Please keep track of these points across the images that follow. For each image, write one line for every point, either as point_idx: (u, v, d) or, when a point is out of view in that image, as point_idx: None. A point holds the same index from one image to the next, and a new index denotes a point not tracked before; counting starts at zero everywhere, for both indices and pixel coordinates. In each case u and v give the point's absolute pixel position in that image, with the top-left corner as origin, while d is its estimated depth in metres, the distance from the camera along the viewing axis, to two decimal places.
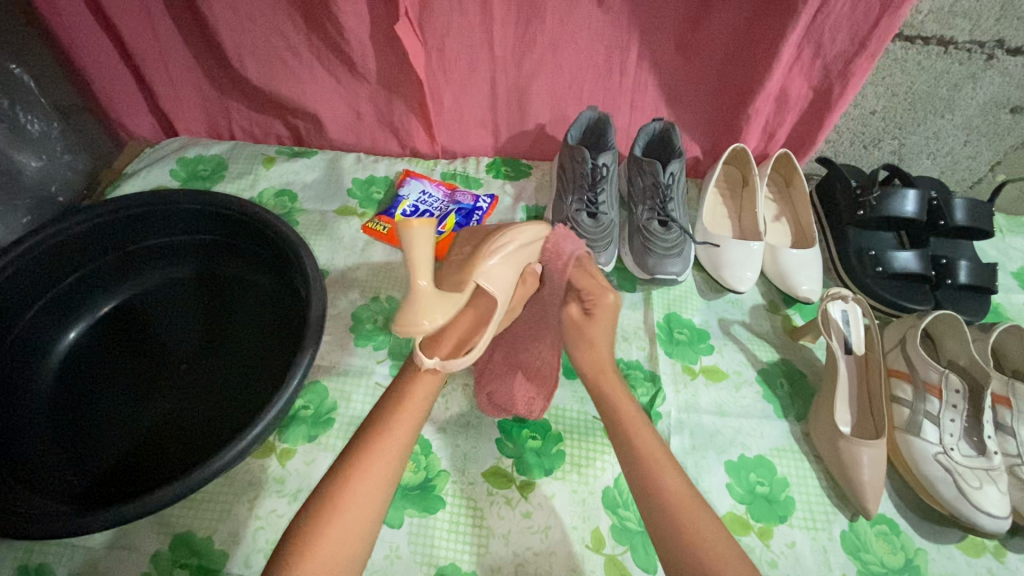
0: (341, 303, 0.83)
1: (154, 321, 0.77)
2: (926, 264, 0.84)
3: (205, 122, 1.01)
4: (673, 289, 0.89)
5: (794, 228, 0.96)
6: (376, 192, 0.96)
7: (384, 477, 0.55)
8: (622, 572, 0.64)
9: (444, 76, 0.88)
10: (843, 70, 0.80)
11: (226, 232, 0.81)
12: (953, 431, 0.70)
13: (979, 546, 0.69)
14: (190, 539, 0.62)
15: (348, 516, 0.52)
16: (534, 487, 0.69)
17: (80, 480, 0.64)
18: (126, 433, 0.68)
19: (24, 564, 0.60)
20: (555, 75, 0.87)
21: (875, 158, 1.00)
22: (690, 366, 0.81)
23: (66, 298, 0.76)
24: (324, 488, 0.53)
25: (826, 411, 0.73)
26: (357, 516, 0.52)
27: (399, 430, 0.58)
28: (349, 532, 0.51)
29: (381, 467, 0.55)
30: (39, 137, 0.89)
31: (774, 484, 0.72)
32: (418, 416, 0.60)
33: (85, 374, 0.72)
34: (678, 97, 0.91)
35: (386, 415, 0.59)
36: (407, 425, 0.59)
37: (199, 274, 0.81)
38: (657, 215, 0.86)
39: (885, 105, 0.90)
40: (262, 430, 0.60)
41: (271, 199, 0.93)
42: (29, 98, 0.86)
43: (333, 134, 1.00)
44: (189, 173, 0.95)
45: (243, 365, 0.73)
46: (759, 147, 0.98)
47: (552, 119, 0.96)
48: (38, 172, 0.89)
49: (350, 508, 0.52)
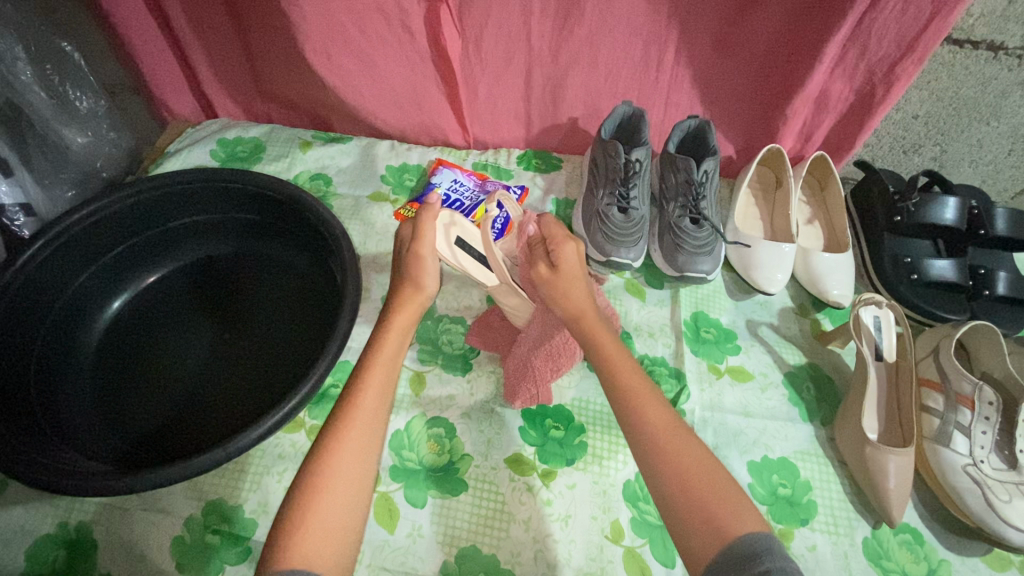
0: (372, 287, 0.84)
1: (192, 295, 0.79)
2: (963, 274, 0.83)
3: (245, 105, 1.04)
4: (701, 287, 0.88)
5: (827, 232, 0.95)
6: (409, 180, 0.97)
7: (374, 419, 0.56)
8: (640, 564, 0.64)
9: (481, 67, 0.88)
10: (887, 72, 0.79)
11: (265, 212, 0.82)
12: (983, 443, 0.69)
13: (1004, 560, 0.68)
14: (222, 506, 0.65)
15: (347, 458, 0.53)
16: (555, 475, 0.70)
17: (120, 442, 0.67)
18: (164, 401, 0.70)
19: (64, 520, 0.63)
20: (591, 69, 0.87)
21: (914, 165, 0.98)
22: (715, 365, 0.80)
23: (111, 268, 0.78)
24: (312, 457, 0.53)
25: (855, 417, 0.72)
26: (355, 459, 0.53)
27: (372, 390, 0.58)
28: (336, 521, 0.50)
29: (354, 446, 0.54)
30: (87, 114, 0.91)
31: (797, 487, 0.71)
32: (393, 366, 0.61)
33: (128, 342, 0.75)
34: (715, 95, 0.90)
35: (365, 367, 0.60)
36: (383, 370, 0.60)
37: (238, 253, 0.84)
38: (688, 212, 0.85)
39: (928, 110, 0.88)
40: (295, 404, 0.62)
41: (307, 182, 0.95)
42: (79, 75, 0.89)
43: (365, 121, 1.01)
44: (228, 153, 0.97)
45: (279, 342, 0.75)
46: (794, 149, 0.97)
47: (585, 113, 0.96)
48: (83, 148, 0.92)
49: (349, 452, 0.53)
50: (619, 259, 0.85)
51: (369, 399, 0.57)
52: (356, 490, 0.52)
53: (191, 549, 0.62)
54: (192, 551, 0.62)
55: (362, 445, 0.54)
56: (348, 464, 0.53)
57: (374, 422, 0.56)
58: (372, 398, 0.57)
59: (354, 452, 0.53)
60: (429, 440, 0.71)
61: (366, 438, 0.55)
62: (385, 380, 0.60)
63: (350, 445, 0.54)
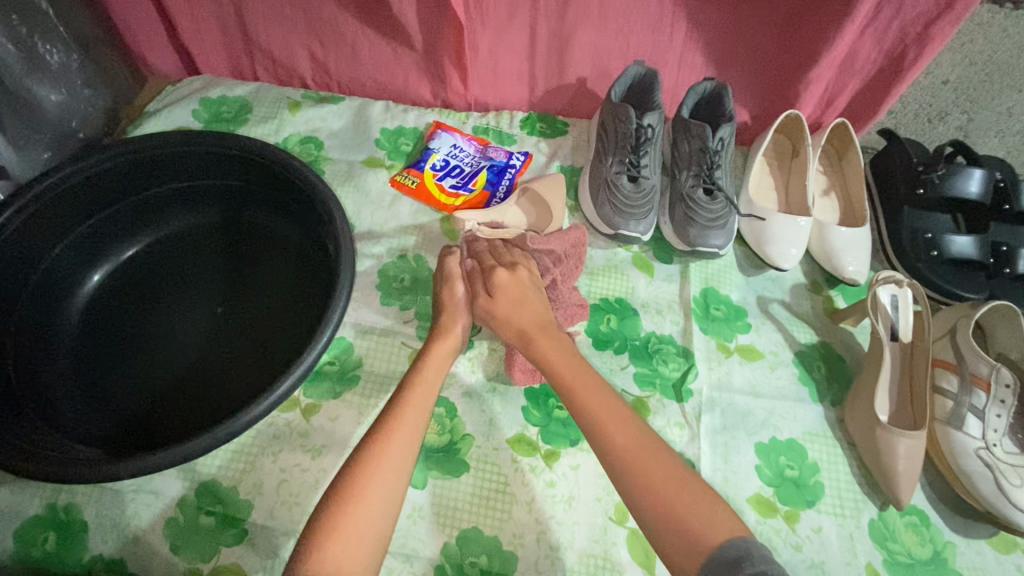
0: (368, 259, 0.80)
1: (177, 269, 0.75)
2: (984, 251, 0.80)
3: (228, 61, 0.96)
4: (711, 263, 0.84)
5: (844, 204, 0.90)
6: (405, 144, 0.91)
7: (411, 440, 0.55)
8: (644, 545, 0.63)
9: (484, 21, 0.82)
10: (922, 33, 0.74)
11: (252, 179, 0.77)
12: (996, 427, 0.68)
13: (1010, 543, 0.68)
14: (216, 487, 0.63)
15: (380, 480, 0.52)
16: (559, 456, 0.68)
17: (107, 423, 0.64)
18: (151, 380, 0.67)
19: (53, 501, 0.61)
20: (603, 24, 0.81)
21: (939, 134, 0.92)
22: (724, 344, 0.78)
23: (88, 239, 0.73)
24: (344, 473, 0.52)
25: (866, 398, 0.70)
26: (387, 481, 0.52)
27: (411, 413, 0.57)
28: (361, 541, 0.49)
29: (391, 467, 0.53)
30: (59, 69, 0.84)
31: (804, 469, 0.70)
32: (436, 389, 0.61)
33: (111, 318, 0.71)
34: (734, 56, 0.84)
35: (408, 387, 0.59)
36: (425, 396, 0.59)
37: (224, 223, 0.79)
38: (702, 182, 0.81)
39: (959, 75, 0.83)
40: (289, 386, 0.59)
41: (296, 146, 0.89)
42: (48, 26, 0.81)
43: (359, 80, 0.94)
44: (212, 114, 0.91)
45: (270, 318, 0.72)
46: (813, 116, 0.92)
47: (594, 74, 0.89)
48: (58, 106, 0.85)
49: (383, 474, 0.52)
50: (628, 232, 0.81)
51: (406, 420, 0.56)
52: (384, 511, 0.51)
53: (184, 531, 0.60)
54: (186, 533, 0.60)
55: (397, 467, 0.53)
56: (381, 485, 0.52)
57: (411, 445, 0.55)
58: (412, 420, 0.57)
59: (389, 474, 0.52)
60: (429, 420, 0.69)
61: (403, 460, 0.54)
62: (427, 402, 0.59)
63: (384, 465, 0.53)
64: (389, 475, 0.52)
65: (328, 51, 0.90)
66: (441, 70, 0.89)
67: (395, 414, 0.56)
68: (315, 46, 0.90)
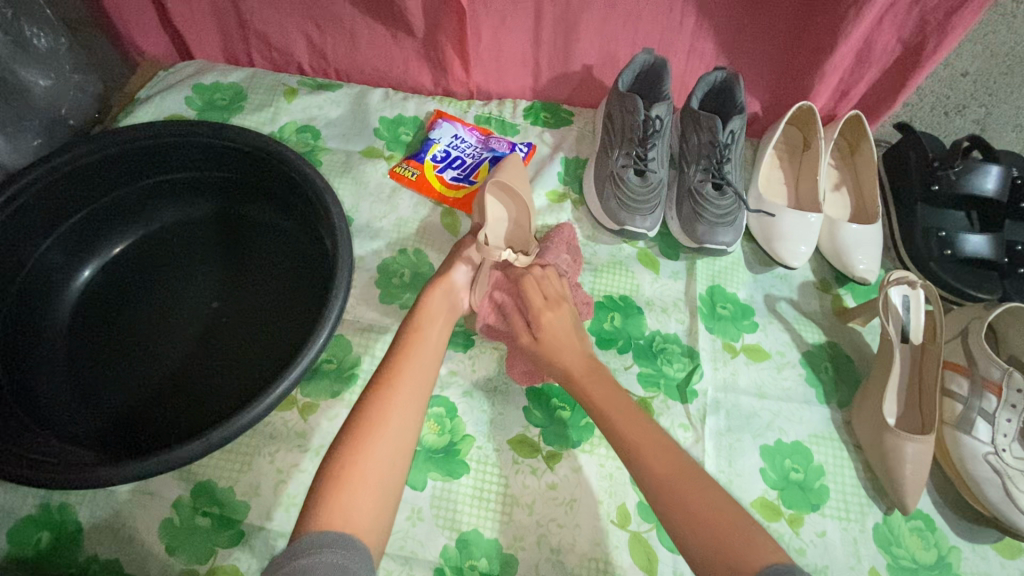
0: (367, 254, 0.78)
1: (172, 263, 0.73)
2: (999, 250, 0.78)
3: (222, 45, 0.93)
4: (719, 260, 0.82)
5: (855, 200, 0.88)
6: (405, 134, 0.88)
7: (418, 380, 0.59)
8: (646, 549, 0.63)
9: (487, 6, 0.78)
10: (942, 22, 0.71)
11: (247, 170, 0.75)
12: (1007, 431, 0.66)
13: (1015, 548, 0.67)
14: (212, 488, 0.62)
15: (393, 413, 0.56)
16: (561, 458, 0.67)
17: (100, 423, 0.63)
18: (146, 378, 0.66)
19: (46, 501, 0.60)
20: (611, 11, 0.78)
21: (955, 128, 0.89)
22: (730, 343, 0.76)
23: (78, 232, 0.71)
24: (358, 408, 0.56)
25: (874, 401, 0.69)
26: (399, 415, 0.56)
27: (416, 357, 0.61)
28: (376, 484, 0.51)
29: (402, 401, 0.57)
30: (47, 53, 0.81)
31: (809, 471, 0.69)
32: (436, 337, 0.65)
33: (104, 314, 0.69)
34: (747, 45, 0.81)
35: (411, 334, 0.63)
36: (428, 343, 0.63)
37: (218, 215, 0.77)
38: (710, 177, 0.79)
39: (980, 67, 0.80)
40: (284, 389, 0.57)
41: (293, 135, 0.87)
42: (34, 8, 0.78)
43: (357, 66, 0.91)
44: (206, 102, 0.88)
45: (266, 315, 0.70)
46: (826, 108, 0.89)
47: (600, 61, 0.86)
48: (46, 92, 0.82)
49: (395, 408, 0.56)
50: (634, 228, 0.79)
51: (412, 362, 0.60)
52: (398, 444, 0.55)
53: (181, 532, 0.59)
54: (182, 534, 0.59)
55: (402, 414, 0.56)
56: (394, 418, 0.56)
57: (413, 394, 0.58)
58: (411, 371, 0.60)
59: (400, 411, 0.56)
60: (428, 420, 0.68)
61: (407, 408, 0.57)
62: (425, 354, 0.62)
63: (396, 400, 0.57)
64: (401, 410, 0.56)
65: (325, 36, 0.87)
66: (442, 57, 0.86)
67: (401, 358, 0.60)
68: (312, 31, 0.87)
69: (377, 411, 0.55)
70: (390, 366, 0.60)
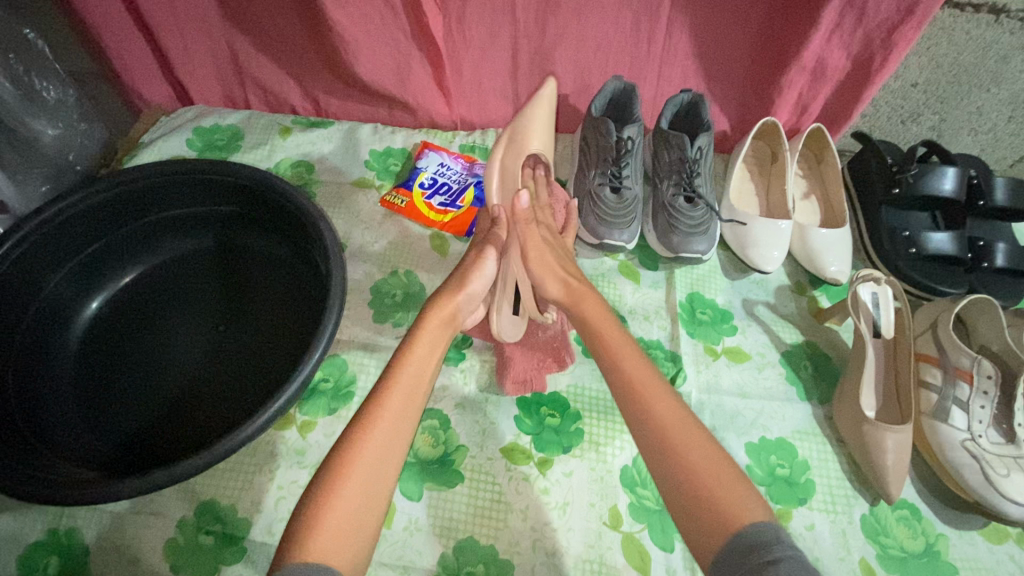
0: (360, 278, 0.82)
1: (175, 292, 0.77)
2: (962, 246, 0.81)
3: (220, 91, 0.99)
4: (697, 268, 0.86)
5: (824, 207, 0.92)
6: (394, 165, 0.93)
7: (404, 409, 0.57)
8: (639, 549, 0.64)
9: (465, 44, 0.85)
10: (886, 39, 0.76)
11: (244, 203, 0.79)
12: (982, 418, 0.68)
13: (1001, 533, 0.69)
14: (215, 506, 0.64)
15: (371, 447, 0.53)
16: (552, 463, 0.69)
17: (106, 446, 0.65)
18: (150, 401, 0.69)
19: (54, 526, 0.62)
20: (580, 42, 0.84)
21: (913, 134, 0.95)
22: (712, 346, 0.79)
23: (87, 266, 0.75)
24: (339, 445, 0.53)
25: (852, 395, 0.72)
26: (377, 449, 0.53)
27: (405, 385, 0.58)
28: (357, 508, 0.50)
29: (384, 435, 0.54)
30: (55, 104, 0.87)
31: (795, 466, 0.71)
32: (428, 361, 0.62)
33: (110, 342, 0.73)
34: (709, 68, 0.87)
35: (399, 356, 0.61)
36: (415, 365, 0.60)
37: (219, 247, 0.81)
38: (682, 190, 0.83)
39: (927, 77, 0.86)
40: (283, 403, 0.60)
41: (288, 170, 0.92)
42: (44, 64, 0.85)
43: (347, 104, 0.97)
44: (205, 143, 0.94)
45: (265, 338, 0.73)
46: (789, 122, 0.94)
47: (574, 89, 0.92)
48: (55, 141, 0.87)
49: (375, 443, 0.54)
50: (612, 241, 0.83)
51: (395, 391, 0.58)
52: (377, 478, 0.52)
53: (185, 551, 0.61)
54: (187, 553, 0.61)
55: (382, 448, 0.54)
56: (372, 451, 0.53)
57: (400, 419, 0.56)
58: (402, 389, 0.58)
59: (379, 445, 0.54)
60: (424, 433, 0.70)
61: (392, 435, 0.55)
62: (421, 368, 0.61)
63: (375, 433, 0.54)
64: (379, 443, 0.54)
65: (316, 78, 0.93)
66: (424, 93, 0.92)
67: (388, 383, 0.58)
68: (304, 74, 0.93)
69: (360, 438, 0.53)
70: (383, 384, 0.58)
